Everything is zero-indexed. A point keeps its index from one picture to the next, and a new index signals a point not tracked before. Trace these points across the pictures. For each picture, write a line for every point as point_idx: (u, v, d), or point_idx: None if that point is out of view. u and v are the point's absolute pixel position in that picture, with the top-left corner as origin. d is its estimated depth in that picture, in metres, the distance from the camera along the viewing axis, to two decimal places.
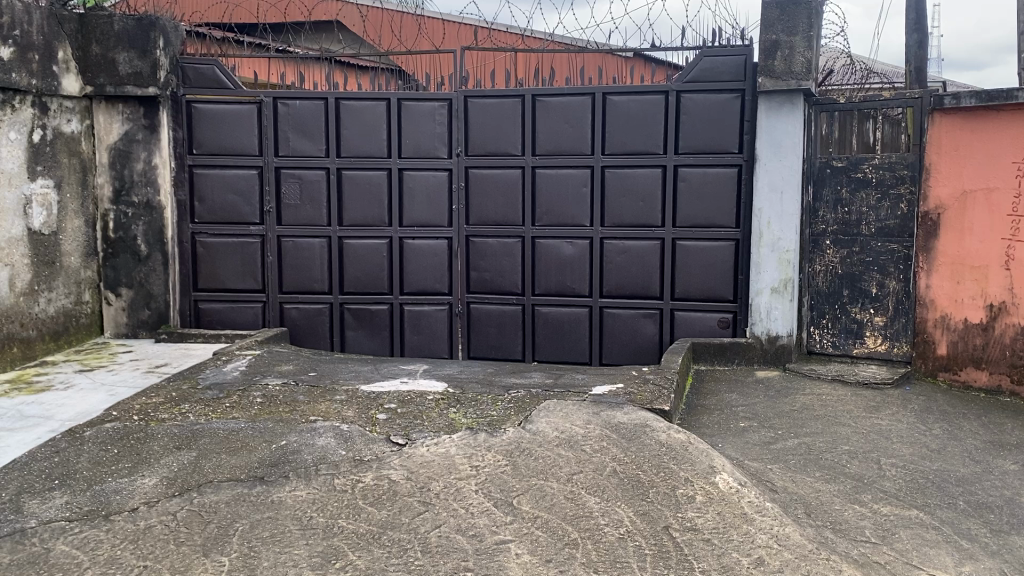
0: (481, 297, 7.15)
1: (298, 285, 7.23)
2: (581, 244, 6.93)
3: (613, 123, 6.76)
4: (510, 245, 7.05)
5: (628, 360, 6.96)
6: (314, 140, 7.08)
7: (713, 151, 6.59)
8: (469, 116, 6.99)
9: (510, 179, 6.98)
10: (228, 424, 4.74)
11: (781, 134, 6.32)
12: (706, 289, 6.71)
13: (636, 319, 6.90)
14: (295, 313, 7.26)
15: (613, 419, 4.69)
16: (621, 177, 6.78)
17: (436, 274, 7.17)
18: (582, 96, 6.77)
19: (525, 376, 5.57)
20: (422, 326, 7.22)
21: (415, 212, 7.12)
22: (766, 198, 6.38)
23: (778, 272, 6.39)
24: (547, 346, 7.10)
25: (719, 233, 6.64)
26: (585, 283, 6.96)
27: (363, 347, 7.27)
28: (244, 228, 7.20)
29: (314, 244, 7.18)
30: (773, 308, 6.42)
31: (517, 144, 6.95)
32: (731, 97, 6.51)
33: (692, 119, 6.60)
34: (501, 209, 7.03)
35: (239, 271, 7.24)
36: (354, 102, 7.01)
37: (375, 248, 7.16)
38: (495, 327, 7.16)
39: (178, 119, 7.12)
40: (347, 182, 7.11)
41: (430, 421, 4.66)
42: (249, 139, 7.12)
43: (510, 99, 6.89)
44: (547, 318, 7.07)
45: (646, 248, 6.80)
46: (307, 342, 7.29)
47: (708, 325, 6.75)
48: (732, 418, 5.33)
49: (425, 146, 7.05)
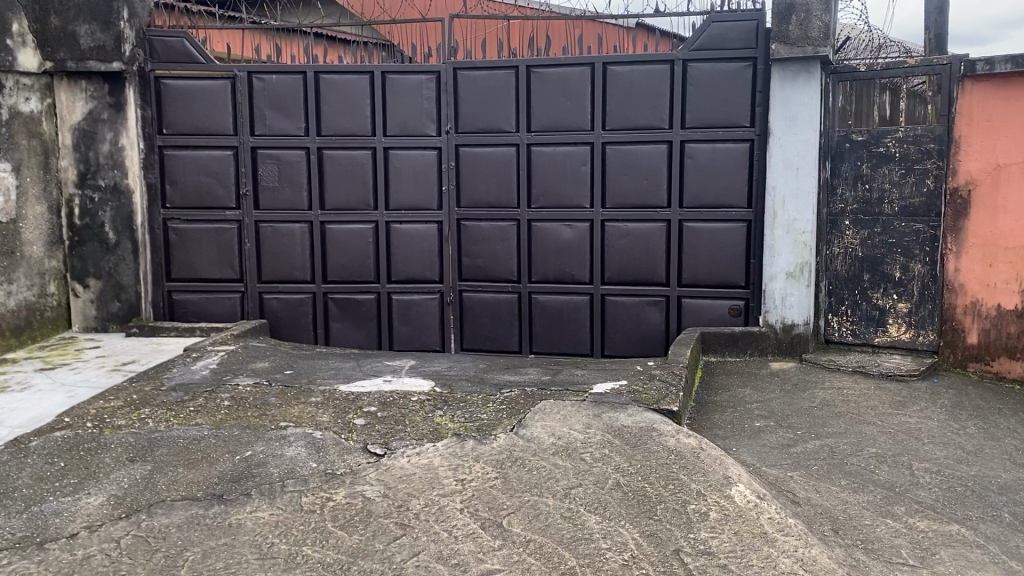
0: (474, 285, 6.68)
1: (277, 274, 6.75)
2: (580, 227, 6.44)
3: (614, 96, 6.26)
4: (504, 229, 6.57)
5: (632, 350, 6.49)
6: (292, 118, 6.59)
7: (723, 125, 6.09)
8: (459, 90, 6.49)
9: (504, 158, 6.49)
10: (190, 431, 4.29)
11: (796, 105, 5.82)
12: (715, 275, 6.24)
13: (641, 307, 6.42)
14: (276, 304, 6.78)
15: (616, 423, 4.23)
16: (623, 155, 6.29)
17: (426, 261, 6.70)
18: (581, 67, 6.28)
19: (520, 373, 5.10)
20: (412, 316, 6.76)
21: (403, 194, 6.64)
22: (780, 175, 5.90)
23: (794, 255, 5.92)
24: (545, 337, 6.63)
25: (730, 214, 6.15)
26: (586, 270, 6.49)
27: (350, 339, 6.81)
28: (220, 213, 6.71)
29: (295, 230, 6.70)
30: (789, 295, 5.95)
31: (511, 120, 6.45)
32: (741, 66, 6.01)
33: (699, 91, 6.10)
34: (495, 191, 6.55)
35: (215, 259, 6.76)
36: (335, 76, 6.51)
37: (360, 234, 6.68)
38: (489, 317, 6.70)
39: (145, 96, 6.61)
40: (329, 162, 6.62)
41: (412, 427, 4.19)
42: (222, 117, 6.62)
43: (503, 71, 6.40)
44: (545, 307, 6.59)
45: (650, 231, 6.32)
46: (288, 334, 6.81)
47: (717, 313, 6.27)
48: (746, 418, 4.86)
49: (412, 123, 6.56)
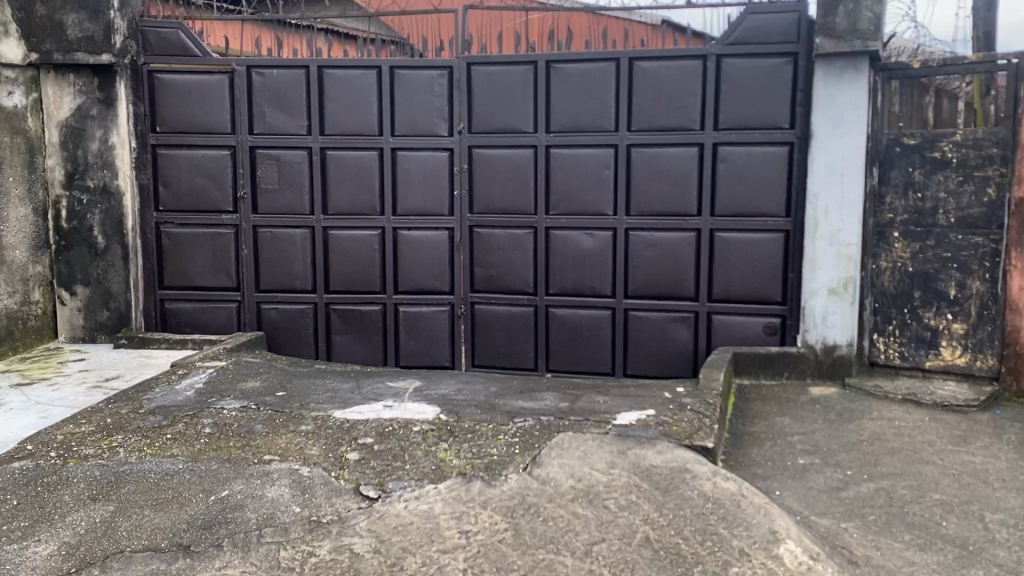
0: (487, 297, 6.20)
1: (276, 283, 6.29)
2: (602, 236, 5.95)
3: (641, 94, 5.75)
4: (521, 237, 6.09)
5: (657, 370, 5.97)
6: (293, 116, 6.13)
7: (760, 126, 5.58)
8: (472, 87, 6.01)
9: (520, 161, 6.01)
10: (163, 465, 3.82)
11: (843, 104, 5.29)
12: (750, 289, 5.72)
13: (668, 323, 5.90)
14: (274, 315, 6.31)
15: (644, 462, 3.73)
16: (649, 158, 5.79)
17: (436, 270, 6.22)
18: (606, 62, 5.79)
19: (536, 399, 4.60)
20: (420, 330, 6.28)
21: (411, 199, 6.16)
22: (823, 182, 5.38)
23: (837, 270, 5.40)
24: (564, 354, 6.13)
25: (766, 224, 5.63)
26: (608, 282, 5.99)
27: (352, 354, 6.33)
28: (215, 217, 6.26)
29: (295, 236, 6.24)
30: (831, 313, 5.43)
31: (529, 120, 5.97)
32: (781, 62, 5.50)
33: (734, 89, 5.59)
34: (510, 196, 6.06)
35: (210, 266, 6.31)
36: (339, 71, 6.05)
37: (365, 241, 6.21)
38: (503, 332, 6.21)
39: (138, 91, 6.15)
40: (332, 163, 6.16)
41: (413, 464, 3.70)
42: (219, 114, 6.15)
43: (520, 66, 5.92)
44: (563, 322, 6.10)
45: (678, 241, 5.81)
46: (286, 348, 6.34)
47: (751, 332, 5.73)
48: (787, 454, 4.35)
49: (422, 122, 6.08)
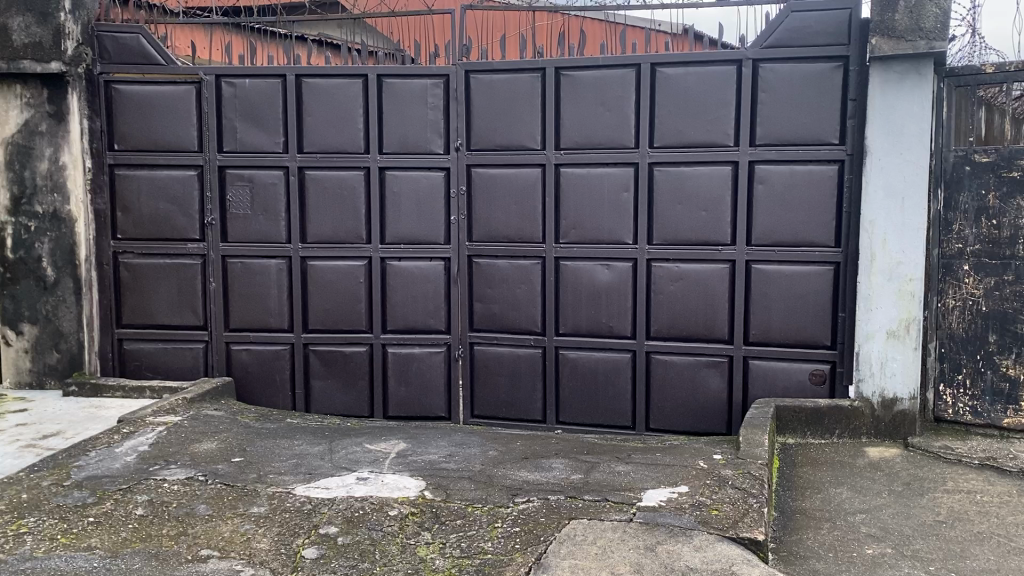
0: (488, 337, 5.42)
1: (249, 322, 5.54)
2: (621, 268, 5.17)
3: (665, 105, 5.00)
4: (527, 270, 5.32)
5: (685, 424, 5.15)
6: (268, 131, 5.40)
7: (804, 142, 4.81)
8: (472, 98, 5.28)
9: (526, 182, 5.26)
10: (74, 562, 3.00)
11: (902, 116, 4.53)
12: (792, 330, 4.93)
13: (697, 370, 5.09)
14: (246, 357, 5.55)
15: (679, 562, 2.91)
16: (675, 179, 5.02)
17: (430, 307, 5.46)
18: (624, 69, 5.04)
19: (543, 470, 3.81)
20: (412, 374, 5.50)
21: (401, 225, 5.41)
22: (880, 207, 4.60)
23: (897, 309, 4.61)
24: (577, 404, 5.32)
25: (812, 254, 4.85)
26: (627, 321, 5.20)
27: (334, 402, 5.55)
28: (181, 246, 5.52)
29: (270, 268, 5.49)
30: (890, 361, 4.64)
31: (536, 135, 5.22)
32: (828, 68, 4.74)
33: (773, 99, 4.83)
34: (515, 222, 5.30)
35: (175, 302, 5.57)
36: (321, 81, 5.33)
37: (349, 274, 5.45)
38: (507, 378, 5.42)
39: (94, 104, 5.43)
40: (311, 185, 5.41)
41: (383, 567, 2.91)
42: (186, 130, 5.44)
43: (526, 74, 5.19)
44: (576, 367, 5.30)
45: (708, 274, 5.03)
46: (259, 395, 5.57)
47: (795, 380, 4.95)
48: (851, 542, 3.53)
49: (414, 139, 5.35)
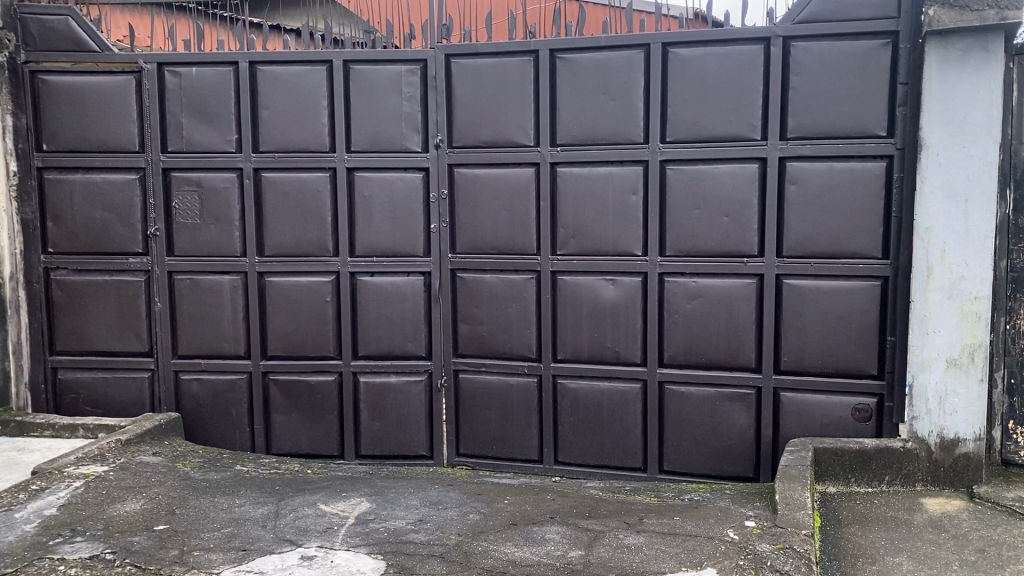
0: (475, 364, 4.67)
1: (201, 348, 4.81)
2: (628, 285, 4.42)
3: (678, 91, 4.25)
4: (519, 286, 4.57)
5: (704, 466, 4.40)
6: (219, 128, 4.67)
7: (845, 135, 4.06)
8: (454, 87, 4.55)
9: (517, 184, 4.52)
10: None
11: (965, 101, 3.77)
12: (831, 357, 4.18)
13: (719, 403, 4.34)
14: (197, 389, 4.82)
15: None
16: (691, 179, 4.28)
17: (408, 329, 4.71)
18: (630, 50, 4.30)
19: (534, 544, 3.06)
20: (387, 407, 4.75)
21: (373, 235, 4.67)
22: (938, 211, 3.84)
23: (959, 333, 3.85)
24: (579, 442, 4.58)
25: (855, 267, 4.10)
26: (635, 346, 4.45)
27: (298, 439, 4.81)
28: (121, 260, 4.80)
29: (223, 285, 4.75)
30: (950, 395, 3.89)
31: (528, 129, 4.47)
32: (873, 45, 3.98)
33: (806, 84, 4.08)
34: (504, 231, 4.56)
35: (115, 325, 4.84)
36: (279, 68, 4.60)
37: (314, 291, 4.71)
38: (498, 411, 4.68)
39: (19, 99, 4.71)
40: (270, 190, 4.68)
41: None
42: (124, 126, 4.71)
43: (517, 58, 4.45)
44: (577, 399, 4.55)
45: (731, 291, 4.28)
46: (212, 432, 4.84)
47: (834, 416, 4.20)
48: None
49: (387, 134, 4.61)
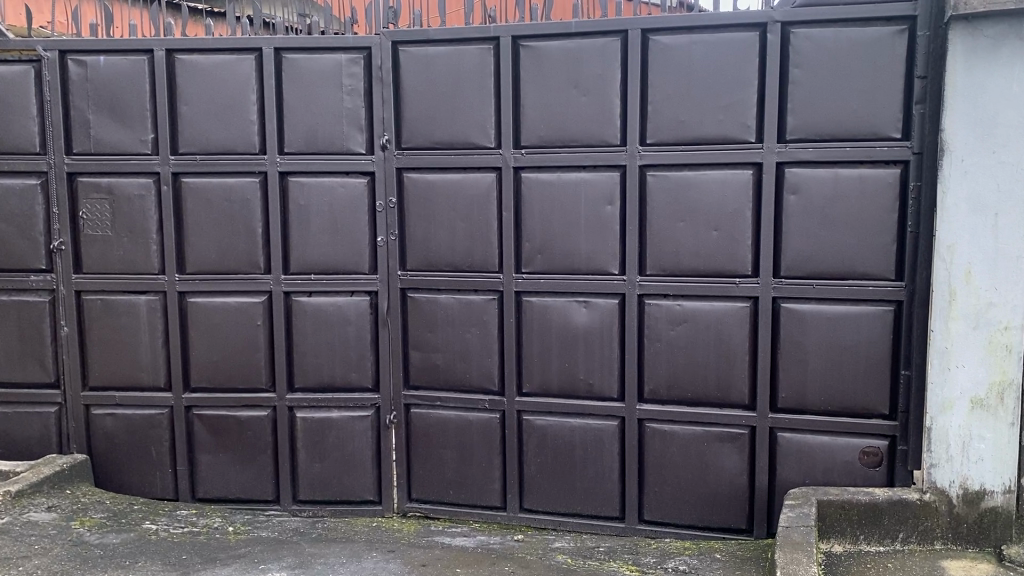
0: (429, 397, 4.09)
1: (115, 379, 4.20)
2: (602, 308, 3.84)
3: (660, 85, 3.67)
4: (478, 308, 3.98)
5: (690, 516, 3.83)
6: (131, 126, 4.04)
7: (853, 137, 3.50)
8: (402, 79, 3.95)
9: (475, 192, 3.92)
10: None
11: (995, 98, 3.21)
12: (835, 393, 3.63)
13: (706, 445, 3.78)
14: (111, 425, 4.21)
15: None
16: (675, 187, 3.70)
17: (351, 358, 4.11)
18: (604, 37, 3.72)
19: None
20: (329, 446, 4.16)
21: (310, 249, 4.06)
22: (963, 226, 3.29)
23: (986, 369, 3.31)
24: (547, 487, 4.01)
25: (863, 290, 3.54)
26: (611, 378, 3.87)
27: (228, 483, 4.21)
28: (21, 278, 4.17)
29: (139, 307, 4.13)
30: (974, 440, 3.36)
31: (488, 129, 3.88)
32: (886, 32, 3.41)
33: (808, 77, 3.50)
34: (461, 246, 3.97)
35: (15, 353, 4.21)
36: (200, 57, 3.98)
37: (243, 314, 4.10)
38: (455, 451, 4.09)
39: None
40: (192, 198, 4.06)
41: None
42: (22, 124, 4.08)
43: (474, 46, 3.85)
44: (544, 438, 3.98)
45: (721, 317, 3.71)
46: (129, 475, 4.23)
47: (839, 461, 3.64)
48: None
49: (327, 134, 3.99)
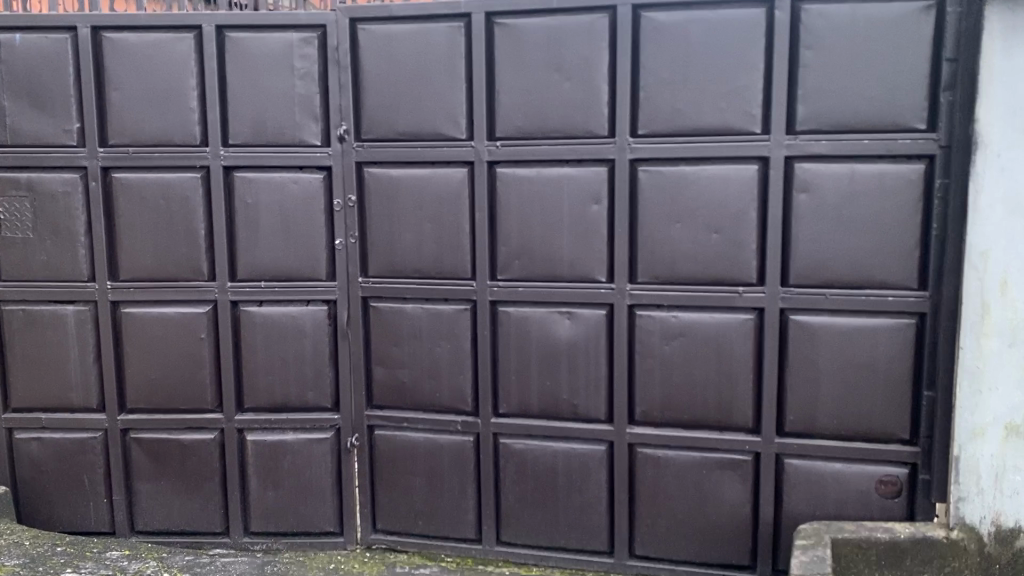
0: (396, 418, 3.66)
1: (41, 400, 3.73)
2: (589, 319, 3.42)
3: (653, 68, 3.24)
4: (448, 319, 3.54)
5: (686, 552, 3.44)
6: (54, 115, 3.56)
7: (872, 128, 3.08)
8: (361, 61, 3.49)
9: (445, 189, 3.48)
10: None
11: None
12: (849, 417, 3.22)
13: (705, 473, 3.38)
14: (38, 451, 3.75)
15: None
16: (669, 185, 3.27)
17: (307, 374, 3.67)
18: (590, 14, 3.27)
19: None
20: (283, 473, 3.72)
21: (260, 254, 3.60)
22: (1000, 230, 2.91)
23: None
24: (526, 519, 3.60)
25: (883, 301, 3.13)
26: (598, 398, 3.46)
27: (170, 515, 3.77)
28: None
29: (66, 319, 3.67)
30: (1010, 471, 2.99)
31: (458, 118, 3.43)
32: (911, 8, 2.99)
33: (821, 59, 3.08)
34: (430, 250, 3.53)
35: None
36: (131, 36, 3.50)
37: (184, 327, 3.64)
38: (424, 478, 3.67)
39: None
40: (125, 196, 3.59)
41: None
42: None
43: (443, 23, 3.40)
44: (524, 465, 3.56)
45: (722, 331, 3.30)
46: (60, 506, 3.78)
47: (854, 492, 3.24)
48: None
49: (277, 123, 3.53)
